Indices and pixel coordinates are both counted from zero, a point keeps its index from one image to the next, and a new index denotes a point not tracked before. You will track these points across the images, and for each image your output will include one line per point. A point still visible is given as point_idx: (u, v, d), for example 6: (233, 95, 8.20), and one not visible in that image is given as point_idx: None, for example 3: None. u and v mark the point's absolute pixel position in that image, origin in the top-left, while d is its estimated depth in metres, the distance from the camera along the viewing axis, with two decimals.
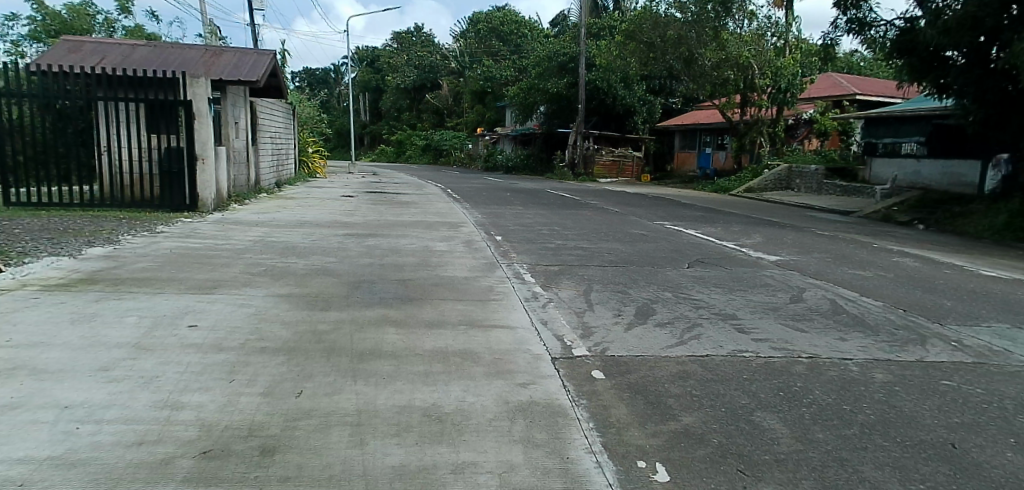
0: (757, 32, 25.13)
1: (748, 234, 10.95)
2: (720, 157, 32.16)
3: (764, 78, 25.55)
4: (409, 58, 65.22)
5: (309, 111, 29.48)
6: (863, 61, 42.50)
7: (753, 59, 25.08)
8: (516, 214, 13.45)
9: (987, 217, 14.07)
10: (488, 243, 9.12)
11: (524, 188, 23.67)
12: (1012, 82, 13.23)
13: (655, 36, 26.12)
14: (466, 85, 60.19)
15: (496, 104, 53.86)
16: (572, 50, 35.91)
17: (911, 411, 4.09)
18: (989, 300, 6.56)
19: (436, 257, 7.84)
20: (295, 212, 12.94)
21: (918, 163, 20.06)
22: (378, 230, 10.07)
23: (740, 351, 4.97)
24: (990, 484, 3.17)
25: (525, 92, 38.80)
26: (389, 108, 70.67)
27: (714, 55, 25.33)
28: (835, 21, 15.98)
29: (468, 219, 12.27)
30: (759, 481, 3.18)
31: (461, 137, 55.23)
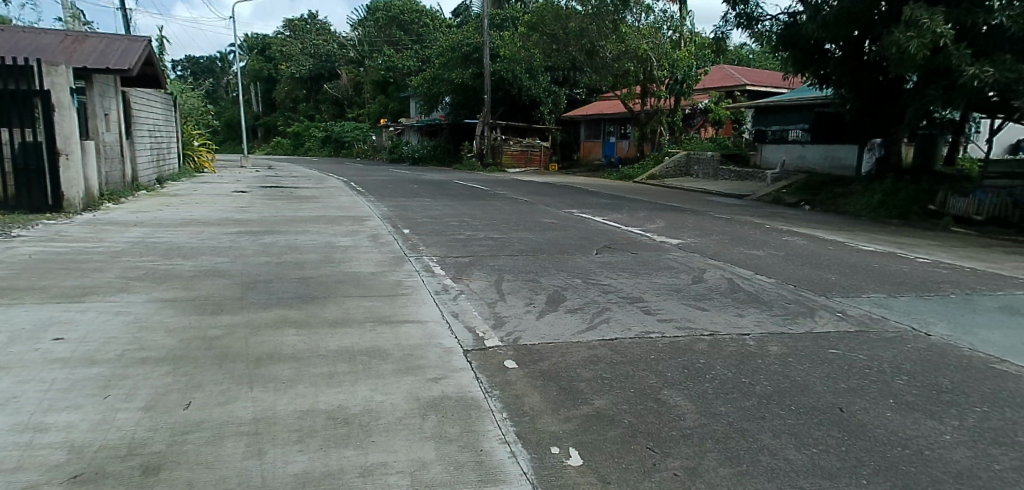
0: (652, 25, 25.68)
1: (651, 219, 11.33)
2: (623, 146, 33.20)
3: (661, 70, 25.90)
4: (303, 47, 62.68)
5: (193, 101, 27.54)
6: (751, 53, 45.35)
7: (651, 51, 25.36)
8: (423, 206, 13.24)
9: (864, 196, 15.32)
10: (395, 236, 8.89)
11: (429, 179, 23.33)
12: (882, 73, 14.79)
13: (558, 28, 27.63)
14: (366, 75, 58.59)
15: (399, 94, 52.92)
16: (476, 40, 35.54)
17: (803, 379, 4.41)
18: (867, 272, 7.16)
19: (340, 252, 7.57)
20: (182, 208, 12.32)
21: (803, 148, 21.65)
22: (274, 227, 9.57)
23: (648, 333, 5.10)
24: (869, 447, 3.56)
25: (430, 82, 38.27)
26: (284, 98, 67.52)
27: (615, 47, 25.96)
28: (726, 16, 16.89)
29: (371, 212, 11.93)
30: (667, 456, 3.36)
31: (364, 129, 53.86)
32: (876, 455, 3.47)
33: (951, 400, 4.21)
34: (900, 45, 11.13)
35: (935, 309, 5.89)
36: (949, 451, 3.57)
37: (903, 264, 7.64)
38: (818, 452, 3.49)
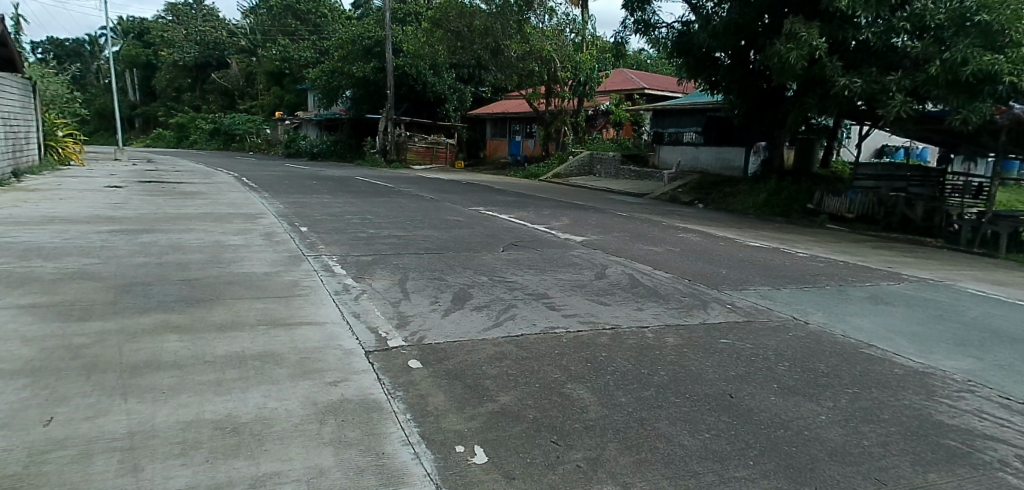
0: (556, 27, 26.36)
1: (555, 217, 11.56)
2: (529, 145, 33.91)
3: (565, 71, 26.82)
4: (187, 32, 58.35)
5: (57, 88, 24.89)
6: (648, 59, 47.39)
7: (554, 53, 25.94)
8: (322, 203, 12.74)
9: (751, 196, 16.43)
10: (291, 235, 8.51)
11: (329, 176, 22.48)
12: (766, 80, 15.80)
13: (462, 25, 26.95)
14: (258, 65, 55.48)
15: (295, 87, 50.58)
16: (378, 34, 34.52)
17: (697, 368, 4.66)
18: (754, 266, 7.68)
19: (229, 252, 7.13)
20: (42, 205, 11.12)
21: (696, 149, 22.97)
22: (152, 224, 8.85)
23: (552, 328, 5.18)
24: (756, 431, 3.81)
25: (327, 75, 36.64)
26: (166, 87, 62.50)
27: (519, 47, 26.20)
28: (625, 22, 17.63)
29: (265, 209, 11.35)
30: (570, 449, 3.42)
31: (257, 122, 50.93)
32: (760, 439, 3.72)
33: (826, 383, 4.59)
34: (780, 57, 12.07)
35: (813, 299, 6.40)
36: (825, 431, 3.89)
37: (784, 259, 8.26)
38: (710, 437, 3.69)
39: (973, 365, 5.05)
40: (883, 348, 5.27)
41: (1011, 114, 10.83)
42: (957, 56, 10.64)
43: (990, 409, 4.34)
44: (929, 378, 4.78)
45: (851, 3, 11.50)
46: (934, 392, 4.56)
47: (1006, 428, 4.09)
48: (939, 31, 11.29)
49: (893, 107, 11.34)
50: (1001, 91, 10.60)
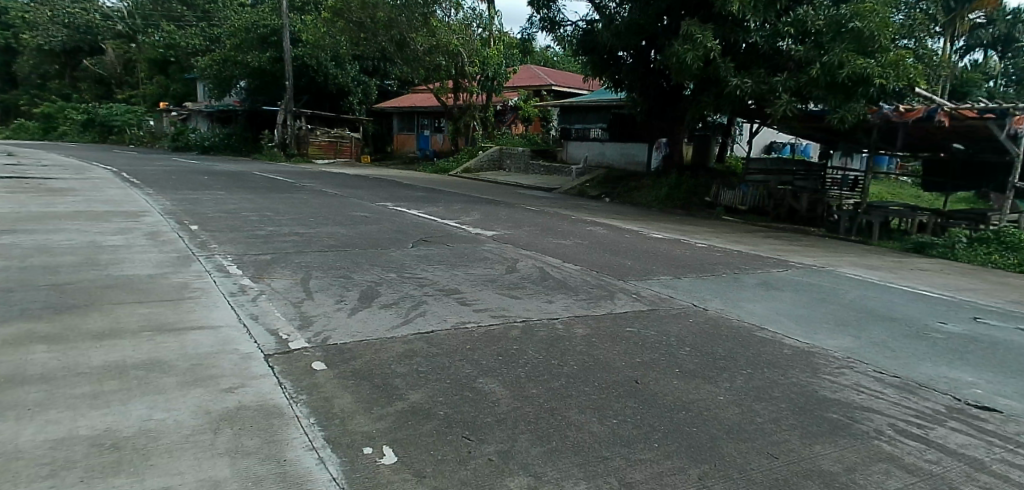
0: (463, 22, 26.36)
1: (466, 212, 11.57)
2: (438, 140, 33.81)
3: (473, 67, 26.98)
4: (52, 14, 52.90)
5: None
6: (555, 56, 48.39)
7: (461, 47, 25.93)
8: (214, 200, 12.01)
9: (654, 190, 17.12)
10: (179, 234, 7.96)
11: (224, 171, 21.18)
12: (665, 79, 16.74)
13: (364, 16, 25.95)
14: (139, 52, 51.28)
15: (184, 76, 47.25)
16: (273, 22, 32.31)
17: (605, 357, 4.79)
18: (658, 257, 8.02)
19: (108, 253, 6.56)
20: None
21: (602, 145, 23.49)
22: (12, 225, 7.99)
23: (463, 323, 5.16)
24: (660, 415, 3.96)
25: (219, 64, 34.40)
26: (28, 73, 56.33)
27: (425, 40, 25.80)
28: (532, 19, 17.91)
29: (149, 207, 10.54)
30: (482, 442, 3.42)
31: (139, 113, 47.03)
32: (664, 422, 3.88)
33: (724, 365, 4.86)
34: (679, 57, 12.64)
35: (711, 287, 6.77)
36: (723, 410, 4.12)
37: (685, 249, 8.69)
38: (618, 422, 3.80)
39: (850, 343, 5.53)
40: (773, 331, 5.65)
41: (880, 113, 11.97)
42: (834, 59, 11.65)
43: (866, 382, 4.77)
44: (814, 357, 5.18)
45: (741, 8, 12.20)
46: (819, 369, 4.95)
47: (880, 399, 4.51)
48: (819, 36, 12.31)
49: (780, 106, 12.23)
50: (872, 92, 11.65)
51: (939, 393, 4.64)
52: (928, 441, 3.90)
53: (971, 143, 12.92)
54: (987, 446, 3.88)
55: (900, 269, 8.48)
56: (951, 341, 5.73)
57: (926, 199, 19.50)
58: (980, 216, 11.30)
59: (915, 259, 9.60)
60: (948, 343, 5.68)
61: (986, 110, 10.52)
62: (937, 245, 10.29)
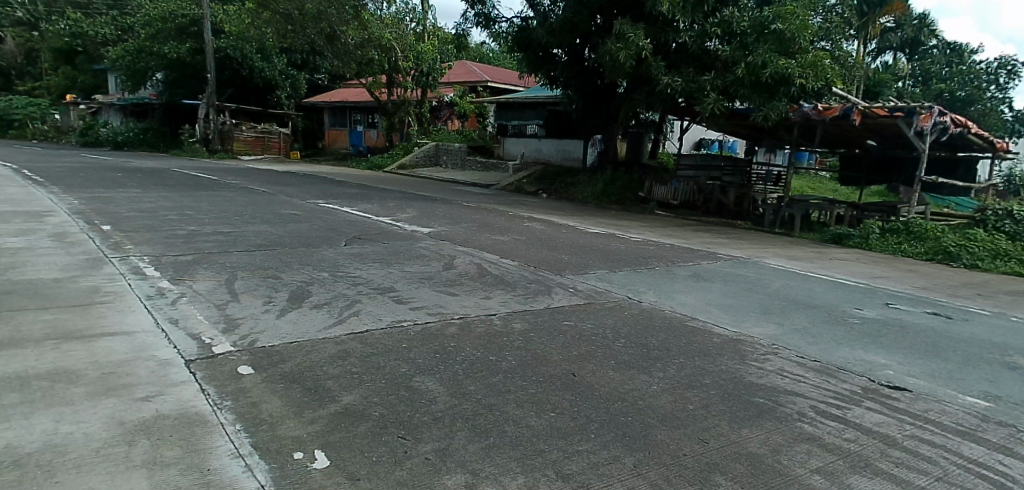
0: (395, 16, 26.07)
1: (401, 208, 11.42)
2: (371, 135, 33.62)
3: (406, 61, 26.82)
4: None
5: None
6: (490, 51, 48.36)
7: (394, 41, 25.82)
8: (128, 198, 11.35)
9: (591, 185, 17.43)
10: (88, 235, 7.48)
11: (141, 167, 20.02)
12: (599, 77, 16.86)
13: (291, 8, 24.81)
14: (41, 40, 47.68)
15: (93, 67, 44.30)
16: (193, 12, 31.01)
17: (543, 351, 4.83)
18: (595, 252, 8.16)
19: (6, 257, 6.09)
20: None
21: (539, 141, 24.02)
22: None
23: (398, 321, 5.09)
24: (597, 406, 4.03)
25: (132, 55, 32.45)
26: None
27: (357, 34, 25.19)
28: (466, 14, 17.83)
29: (54, 206, 9.85)
30: (418, 442, 3.37)
31: (43, 106, 43.77)
32: (600, 412, 3.95)
33: (657, 355, 4.99)
34: (612, 55, 12.87)
35: (645, 280, 6.94)
36: (656, 399, 4.23)
37: (620, 243, 8.89)
38: (555, 416, 3.84)
39: (775, 330, 5.80)
40: (704, 320, 5.86)
41: (800, 111, 12.57)
42: (758, 59, 12.14)
43: (790, 367, 5.01)
44: (742, 344, 5.40)
45: (671, 9, 12.56)
46: (746, 356, 5.16)
47: (802, 383, 4.74)
48: (744, 37, 12.88)
49: (708, 104, 12.69)
50: (792, 92, 12.27)
51: (856, 375, 4.93)
52: (846, 421, 4.13)
53: (884, 142, 13.90)
54: (899, 424, 4.14)
55: (820, 259, 8.98)
56: (866, 326, 6.10)
57: (843, 193, 20.77)
58: (891, 208, 12.08)
59: (835, 250, 10.16)
60: (864, 327, 6.06)
61: (895, 109, 11.28)
62: (854, 236, 10.94)
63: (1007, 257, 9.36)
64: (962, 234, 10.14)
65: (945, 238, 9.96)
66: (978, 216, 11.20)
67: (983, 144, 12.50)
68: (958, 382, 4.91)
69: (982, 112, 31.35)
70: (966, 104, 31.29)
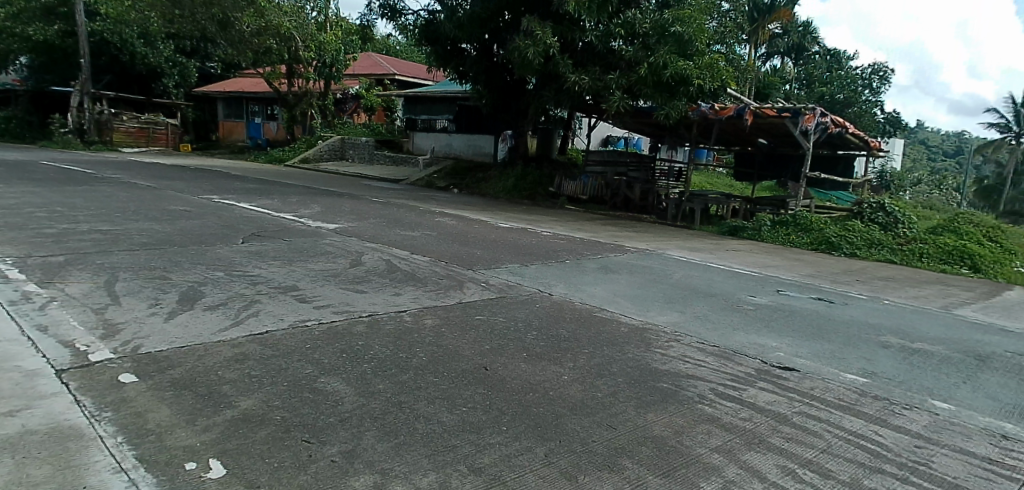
0: (295, 4, 24.87)
1: (305, 204, 11.03)
2: (271, 128, 32.46)
3: (308, 51, 25.81)
4: None
5: None
6: (398, 44, 47.54)
7: (294, 31, 24.66)
8: None
9: (502, 180, 17.59)
10: None
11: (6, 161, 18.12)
12: (508, 73, 17.07)
13: None
14: None
15: None
16: None
17: (454, 346, 4.81)
18: (506, 246, 8.21)
19: None
20: None
21: (449, 136, 23.98)
22: None
23: (302, 321, 4.89)
24: (508, 399, 4.05)
25: None
26: None
27: (253, 21, 23.99)
28: (371, 6, 17.45)
29: None
30: (324, 445, 3.25)
31: None
32: (511, 405, 3.97)
33: (568, 346, 5.10)
34: (521, 51, 13.02)
35: (555, 273, 7.06)
36: (566, 388, 4.31)
37: (531, 238, 9.01)
38: (467, 410, 3.82)
39: (677, 317, 6.08)
40: (612, 310, 6.06)
41: (699, 110, 13.34)
42: (659, 60, 12.66)
43: (691, 353, 5.26)
44: (647, 333, 5.61)
45: (577, 8, 12.90)
46: (651, 343, 5.37)
47: (702, 366, 5.00)
48: (646, 38, 13.32)
49: (614, 102, 13.15)
50: (691, 92, 12.95)
51: (750, 358, 5.26)
52: (742, 401, 4.40)
53: (773, 140, 14.91)
54: (789, 401, 4.46)
55: (719, 250, 9.53)
56: (758, 311, 6.53)
57: (739, 188, 22.16)
58: (780, 202, 13.02)
59: (731, 241, 10.81)
60: (757, 313, 6.48)
61: (782, 109, 12.05)
62: (747, 228, 11.68)
63: (880, 246, 10.35)
64: (842, 225, 11.06)
65: (827, 229, 10.84)
66: (855, 209, 12.24)
67: (859, 143, 13.66)
68: (839, 360, 5.36)
69: (857, 113, 34.39)
70: (844, 106, 34.40)
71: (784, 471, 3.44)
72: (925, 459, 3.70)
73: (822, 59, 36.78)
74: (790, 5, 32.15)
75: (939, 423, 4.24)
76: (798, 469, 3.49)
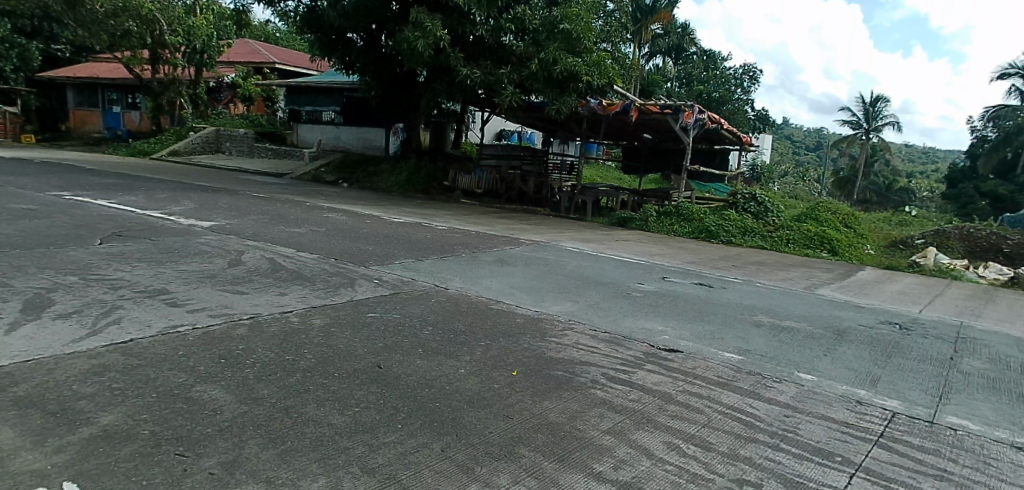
0: None
1: (175, 200, 10.23)
2: (133, 118, 29.94)
3: (174, 36, 23.99)
4: None
5: None
6: (278, 31, 45.26)
7: (158, 13, 22.96)
8: None
9: (395, 174, 17.30)
10: None
11: None
12: (398, 65, 16.82)
13: None
14: None
15: None
16: None
17: (346, 345, 4.65)
18: (399, 241, 8.08)
19: None
20: None
21: (336, 129, 23.31)
22: None
23: (172, 327, 4.53)
24: (403, 397, 3.98)
25: None
26: None
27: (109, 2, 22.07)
28: None
29: None
30: (201, 457, 3.03)
31: None
32: (406, 402, 3.90)
33: (464, 339, 5.09)
34: (412, 43, 12.81)
35: (451, 268, 7.03)
36: (463, 382, 4.30)
37: (426, 232, 8.91)
38: (360, 411, 3.71)
39: (572, 306, 6.27)
40: (508, 302, 6.14)
41: (589, 106, 13.79)
42: (549, 56, 12.96)
43: (584, 340, 5.44)
44: (542, 322, 5.74)
45: (467, 2, 12.90)
46: (547, 332, 5.50)
47: (594, 353, 5.18)
48: (536, 34, 13.56)
49: (506, 96, 13.31)
50: (580, 88, 13.40)
51: (639, 342, 5.52)
52: (632, 383, 4.61)
53: (658, 135, 15.74)
54: (674, 381, 4.73)
55: (608, 240, 9.94)
56: (646, 298, 6.87)
57: (627, 181, 23.25)
58: (664, 194, 13.56)
59: (620, 232, 11.29)
60: (645, 299, 6.82)
61: (665, 106, 12.71)
62: (635, 219, 12.26)
63: (752, 233, 11.24)
64: (719, 215, 11.88)
65: (707, 219, 11.62)
66: (731, 199, 13.19)
67: (732, 138, 14.71)
68: (717, 341, 5.75)
69: (731, 110, 37.10)
70: (719, 104, 37.03)
71: (670, 447, 3.64)
72: (793, 427, 4.06)
73: (699, 59, 39.28)
74: (669, 7, 34.06)
75: (804, 393, 4.67)
76: (682, 443, 3.71)
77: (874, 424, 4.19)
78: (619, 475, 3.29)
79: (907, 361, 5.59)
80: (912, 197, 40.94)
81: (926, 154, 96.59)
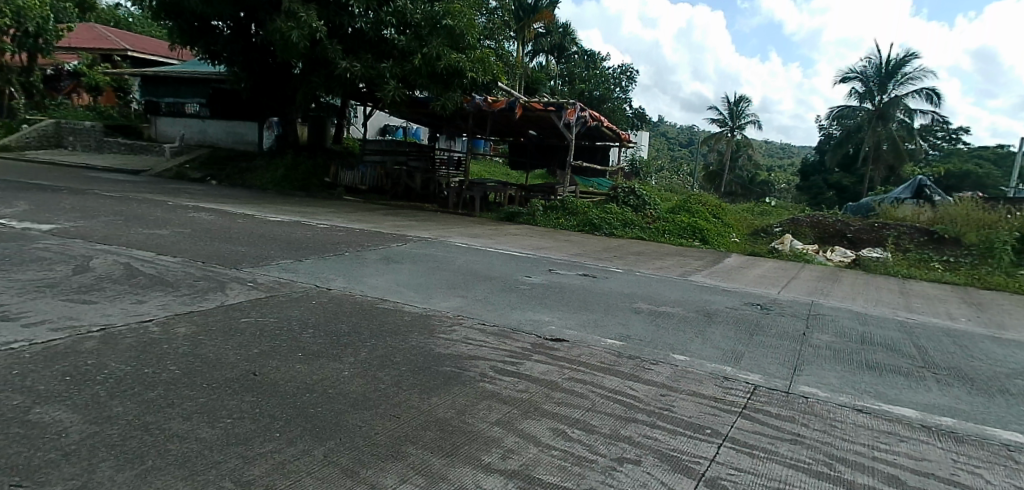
0: None
1: (5, 201, 9.06)
2: None
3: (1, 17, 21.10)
4: None
5: None
6: (129, 16, 41.26)
7: None
8: None
9: (271, 170, 16.44)
10: None
11: None
12: (270, 56, 15.98)
13: None
14: None
15: None
16: None
17: (215, 353, 4.38)
18: (275, 241, 7.71)
19: None
20: None
21: (203, 123, 21.83)
22: None
23: (3, 344, 4.03)
24: (282, 403, 3.81)
25: None
26: None
27: None
28: None
29: None
30: (41, 487, 2.73)
31: None
32: (285, 409, 3.74)
33: (348, 341, 4.96)
34: (286, 34, 12.19)
35: (334, 267, 6.82)
36: (346, 384, 4.20)
37: (305, 231, 8.60)
38: (232, 422, 3.51)
39: (459, 302, 6.30)
40: (394, 300, 6.04)
41: (474, 102, 13.97)
42: (433, 52, 12.95)
43: (472, 334, 5.49)
44: (429, 319, 5.73)
45: None
46: (434, 329, 5.48)
47: (481, 346, 5.25)
48: (418, 28, 13.39)
49: (389, 91, 13.11)
50: (465, 84, 13.54)
51: (526, 334, 5.66)
52: (518, 374, 4.72)
53: (542, 132, 16.30)
54: (559, 369, 4.89)
55: (492, 235, 10.07)
56: (532, 290, 7.06)
57: (515, 176, 23.71)
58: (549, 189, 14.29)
59: (507, 226, 11.52)
60: (532, 292, 6.99)
61: (549, 104, 13.13)
62: (523, 213, 12.57)
63: (632, 225, 11.87)
64: (601, 208, 12.42)
65: (590, 211, 12.13)
66: (611, 193, 13.85)
67: (612, 135, 15.45)
68: (600, 328, 6.03)
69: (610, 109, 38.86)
70: (600, 102, 38.70)
71: (555, 433, 3.78)
72: (666, 405, 4.35)
73: (580, 59, 40.65)
74: (551, 7, 35.02)
75: (677, 372, 5.02)
76: (567, 428, 3.86)
77: (738, 397, 4.60)
78: (506, 464, 3.36)
79: (766, 338, 6.17)
80: (772, 189, 45.07)
81: (784, 150, 106.67)
